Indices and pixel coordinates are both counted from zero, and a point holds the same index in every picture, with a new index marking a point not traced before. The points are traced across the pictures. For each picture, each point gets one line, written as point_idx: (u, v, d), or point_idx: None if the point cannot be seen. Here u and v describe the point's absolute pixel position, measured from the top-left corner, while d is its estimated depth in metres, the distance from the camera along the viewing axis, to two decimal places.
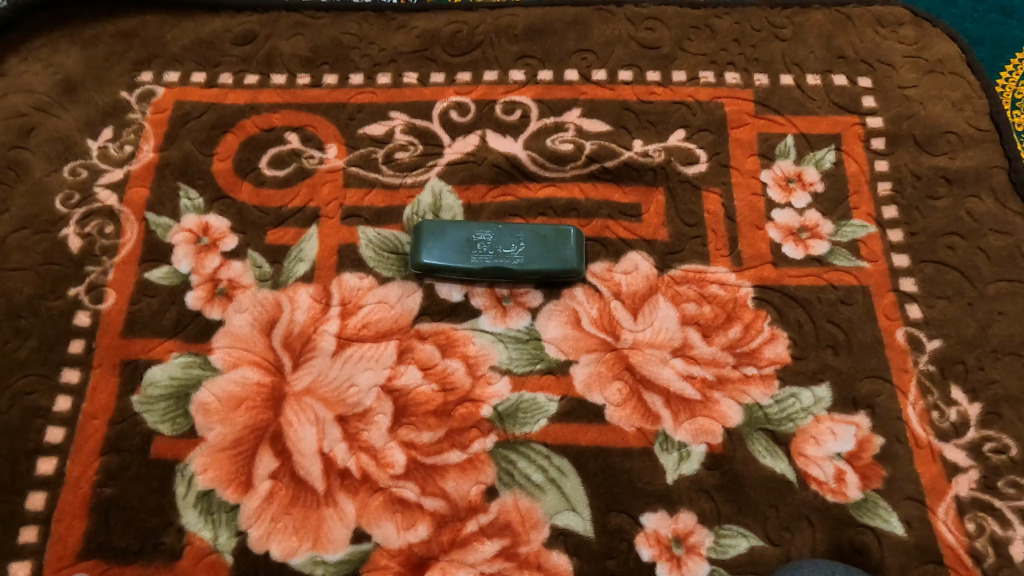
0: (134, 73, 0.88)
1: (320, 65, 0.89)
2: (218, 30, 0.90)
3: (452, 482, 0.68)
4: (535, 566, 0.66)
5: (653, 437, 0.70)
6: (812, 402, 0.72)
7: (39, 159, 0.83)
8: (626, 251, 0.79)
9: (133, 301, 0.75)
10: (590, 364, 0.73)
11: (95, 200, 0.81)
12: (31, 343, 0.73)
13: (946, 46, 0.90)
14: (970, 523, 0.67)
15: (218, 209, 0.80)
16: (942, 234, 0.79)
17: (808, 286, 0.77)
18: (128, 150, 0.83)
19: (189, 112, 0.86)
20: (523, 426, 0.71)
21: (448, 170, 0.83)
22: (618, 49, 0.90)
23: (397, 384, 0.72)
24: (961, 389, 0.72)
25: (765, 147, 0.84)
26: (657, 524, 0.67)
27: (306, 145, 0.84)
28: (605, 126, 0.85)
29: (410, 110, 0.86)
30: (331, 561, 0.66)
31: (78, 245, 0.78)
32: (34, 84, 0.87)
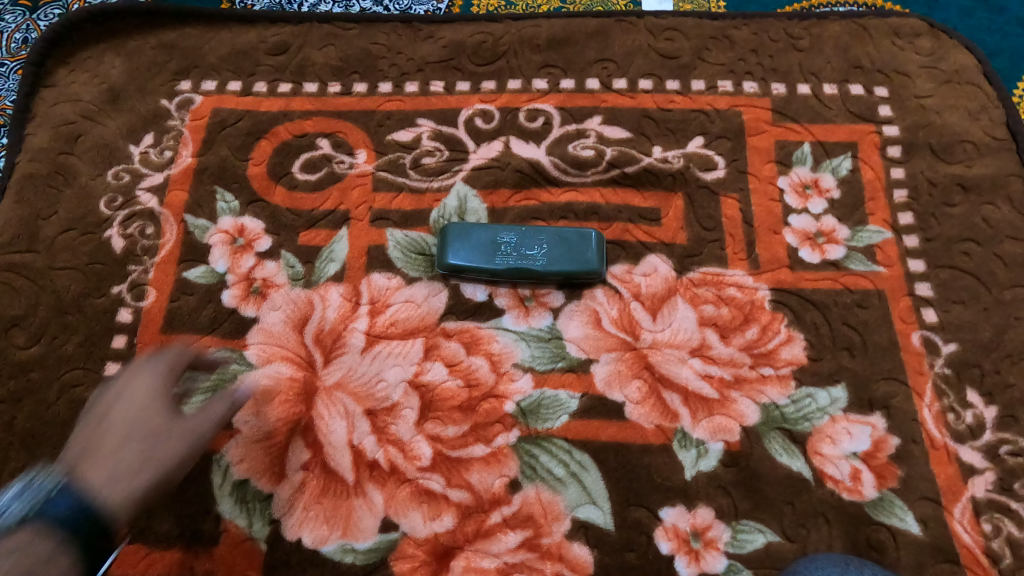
0: (174, 82, 0.92)
1: (351, 74, 0.92)
2: (253, 41, 0.94)
3: (477, 474, 0.71)
4: (557, 557, 0.68)
5: (672, 434, 0.72)
6: (828, 403, 0.73)
7: (85, 164, 0.87)
8: (646, 254, 0.81)
9: (172, 299, 0.79)
10: (610, 362, 0.76)
11: (138, 203, 0.84)
12: (77, 338, 0.77)
13: (963, 57, 0.92)
14: (987, 524, 0.68)
15: (253, 212, 0.84)
16: (957, 240, 0.81)
17: (825, 290, 0.79)
18: (168, 155, 0.87)
19: (226, 119, 0.89)
20: (545, 422, 0.73)
21: (473, 175, 0.86)
22: (638, 59, 0.92)
23: (423, 380, 0.75)
24: (977, 392, 0.74)
25: (782, 154, 0.86)
26: (676, 518, 0.69)
27: (337, 151, 0.87)
28: (625, 133, 0.88)
29: (436, 117, 0.89)
30: (360, 549, 0.68)
31: (121, 246, 0.82)
32: (81, 93, 0.91)
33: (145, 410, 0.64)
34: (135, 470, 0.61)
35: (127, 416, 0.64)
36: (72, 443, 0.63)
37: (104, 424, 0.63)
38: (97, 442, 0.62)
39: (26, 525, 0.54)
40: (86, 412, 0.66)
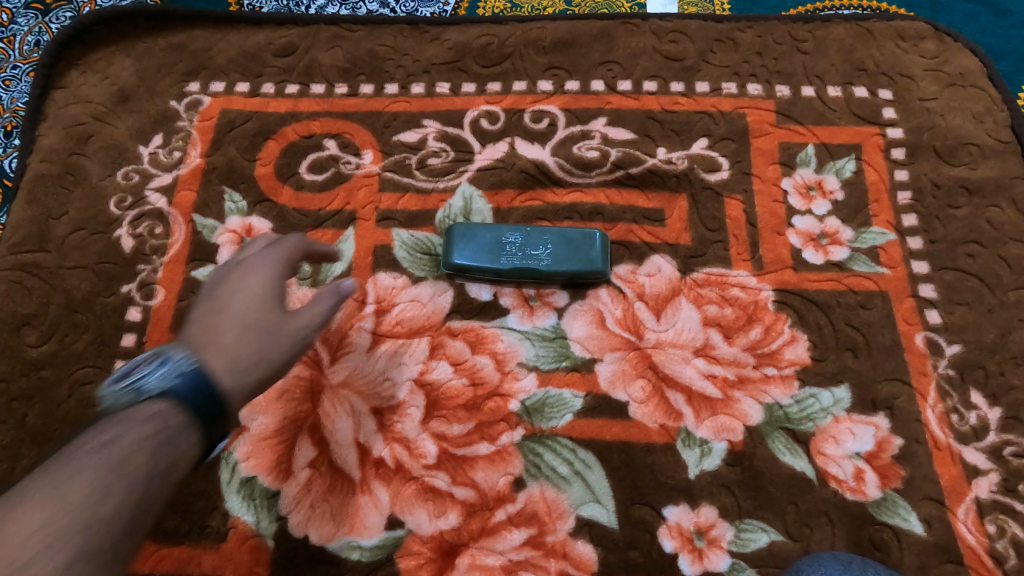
0: (183, 83, 0.93)
1: (357, 76, 0.93)
2: (261, 43, 0.95)
3: (482, 472, 0.71)
4: (561, 555, 0.68)
5: (676, 434, 0.73)
6: (832, 403, 0.74)
7: (95, 165, 0.88)
8: (650, 254, 0.81)
9: (181, 297, 0.80)
10: (614, 362, 0.76)
11: (147, 203, 0.85)
12: (87, 336, 0.78)
13: (967, 60, 0.92)
14: (990, 525, 0.69)
15: (260, 212, 0.85)
16: (961, 242, 0.81)
17: (828, 290, 0.79)
18: (176, 155, 0.88)
19: (234, 120, 0.90)
20: (550, 420, 0.74)
21: (479, 175, 0.86)
22: (643, 61, 0.93)
23: (428, 378, 0.75)
24: (981, 393, 0.74)
25: (786, 155, 0.87)
26: (680, 517, 0.69)
27: (344, 152, 0.88)
28: (630, 134, 0.89)
29: (442, 118, 0.90)
30: (366, 546, 0.69)
31: (131, 245, 0.83)
32: (91, 94, 0.92)
33: (262, 297, 0.63)
34: (255, 355, 0.59)
35: (243, 301, 0.62)
36: (192, 321, 0.61)
37: (223, 306, 0.62)
38: (218, 321, 0.60)
39: (159, 392, 0.53)
40: (204, 293, 0.65)
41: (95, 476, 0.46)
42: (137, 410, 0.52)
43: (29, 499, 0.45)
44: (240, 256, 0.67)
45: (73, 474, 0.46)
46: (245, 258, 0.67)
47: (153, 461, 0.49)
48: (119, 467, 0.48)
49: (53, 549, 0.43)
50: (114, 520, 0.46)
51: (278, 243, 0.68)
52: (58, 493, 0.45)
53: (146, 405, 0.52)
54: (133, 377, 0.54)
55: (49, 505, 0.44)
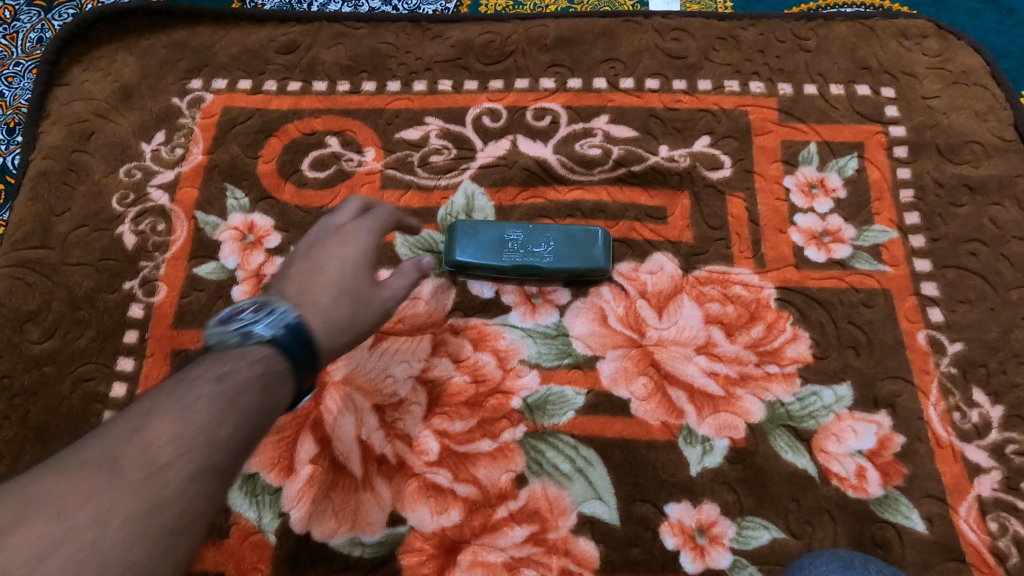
0: (185, 80, 0.93)
1: (360, 73, 0.93)
2: (263, 40, 0.95)
3: (483, 469, 0.71)
4: (563, 552, 0.68)
5: (678, 431, 0.73)
6: (834, 401, 0.74)
7: (97, 161, 0.88)
8: (652, 252, 0.81)
9: (183, 294, 0.80)
10: (616, 359, 0.76)
11: (149, 200, 0.85)
12: (90, 333, 0.78)
13: (970, 58, 0.92)
14: (992, 523, 0.69)
15: (262, 209, 0.85)
16: (964, 240, 0.81)
17: (831, 289, 0.79)
18: (179, 152, 0.88)
19: (236, 117, 0.90)
20: (552, 417, 0.74)
21: (481, 173, 0.86)
22: (646, 58, 0.93)
23: (430, 375, 0.75)
24: (983, 391, 0.74)
25: (789, 153, 0.87)
26: (682, 514, 0.69)
27: (346, 149, 0.88)
28: (632, 132, 0.88)
29: (444, 116, 0.90)
30: (368, 542, 0.69)
31: (133, 242, 0.83)
32: (93, 91, 0.93)
33: (356, 263, 0.66)
34: (345, 320, 0.62)
35: (340, 264, 0.65)
36: (290, 276, 0.64)
37: (319, 266, 0.65)
38: (315, 281, 0.63)
39: (266, 337, 0.55)
40: (300, 250, 0.68)
41: (214, 403, 0.50)
42: (246, 349, 0.54)
43: (162, 411, 0.48)
44: (336, 218, 0.70)
45: (197, 397, 0.50)
46: (341, 223, 0.70)
47: (260, 399, 0.52)
48: (234, 398, 0.51)
49: (180, 463, 0.46)
50: (228, 446, 0.49)
51: (374, 212, 0.71)
52: (185, 412, 0.49)
53: (253, 346, 0.54)
54: (242, 316, 0.56)
55: (181, 421, 0.48)
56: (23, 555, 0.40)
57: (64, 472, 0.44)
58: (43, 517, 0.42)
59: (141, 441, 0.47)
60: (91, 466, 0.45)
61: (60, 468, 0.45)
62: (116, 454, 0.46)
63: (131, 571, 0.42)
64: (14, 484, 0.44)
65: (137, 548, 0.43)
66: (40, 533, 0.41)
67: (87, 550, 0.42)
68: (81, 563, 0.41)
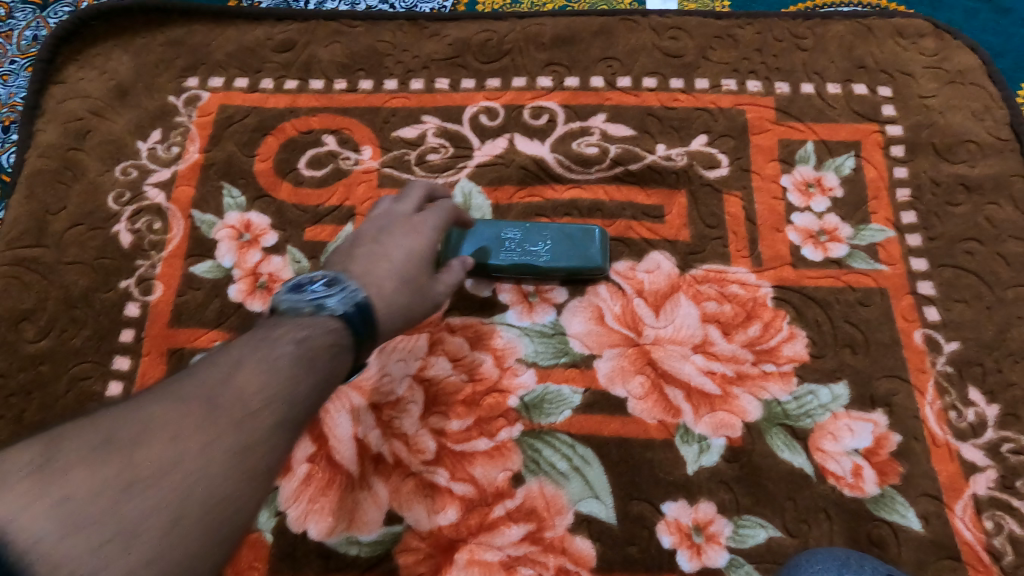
0: (181, 79, 0.93)
1: (357, 71, 0.93)
2: (260, 38, 0.95)
3: (481, 468, 0.71)
4: (560, 550, 0.68)
5: (674, 430, 0.73)
6: (830, 399, 0.74)
7: (93, 160, 0.88)
8: (649, 251, 0.81)
9: (179, 293, 0.80)
10: (613, 358, 0.76)
11: (145, 198, 0.85)
12: (86, 332, 0.78)
13: (967, 57, 0.92)
14: (987, 521, 0.69)
15: (259, 207, 0.84)
16: (960, 240, 0.81)
17: (827, 288, 0.79)
18: (175, 151, 0.88)
19: (233, 115, 0.90)
20: (549, 416, 0.74)
21: (478, 172, 0.86)
22: (643, 57, 0.93)
23: (427, 374, 0.75)
24: (979, 390, 0.74)
25: (786, 152, 0.87)
26: (679, 513, 0.69)
27: (343, 148, 0.88)
28: (629, 131, 0.88)
29: (441, 114, 0.90)
30: (365, 541, 0.69)
31: (129, 241, 0.83)
32: (89, 89, 0.92)
33: (420, 254, 0.67)
34: (402, 308, 0.63)
35: (404, 252, 0.66)
36: (357, 254, 0.65)
37: (385, 250, 0.66)
38: (382, 265, 0.64)
39: (338, 312, 0.55)
40: (366, 231, 0.69)
41: (297, 362, 0.51)
42: (319, 320, 0.54)
43: (250, 362, 0.49)
44: (402, 207, 0.71)
45: (282, 354, 0.51)
46: (408, 213, 0.71)
47: (333, 367, 0.53)
48: (314, 360, 0.52)
49: (268, 411, 0.47)
50: (307, 402, 0.50)
51: (438, 208, 0.72)
52: (271, 365, 0.49)
53: (324, 319, 0.55)
54: (314, 287, 0.57)
55: (268, 373, 0.49)
56: (138, 473, 0.41)
57: (171, 401, 0.45)
58: (148, 442, 0.43)
59: (236, 384, 0.47)
60: (188, 401, 0.45)
61: (164, 396, 0.46)
62: (214, 392, 0.47)
63: (226, 505, 0.43)
64: (118, 409, 0.45)
65: (229, 485, 0.43)
66: (145, 459, 0.42)
67: (193, 478, 0.42)
68: (181, 492, 0.42)
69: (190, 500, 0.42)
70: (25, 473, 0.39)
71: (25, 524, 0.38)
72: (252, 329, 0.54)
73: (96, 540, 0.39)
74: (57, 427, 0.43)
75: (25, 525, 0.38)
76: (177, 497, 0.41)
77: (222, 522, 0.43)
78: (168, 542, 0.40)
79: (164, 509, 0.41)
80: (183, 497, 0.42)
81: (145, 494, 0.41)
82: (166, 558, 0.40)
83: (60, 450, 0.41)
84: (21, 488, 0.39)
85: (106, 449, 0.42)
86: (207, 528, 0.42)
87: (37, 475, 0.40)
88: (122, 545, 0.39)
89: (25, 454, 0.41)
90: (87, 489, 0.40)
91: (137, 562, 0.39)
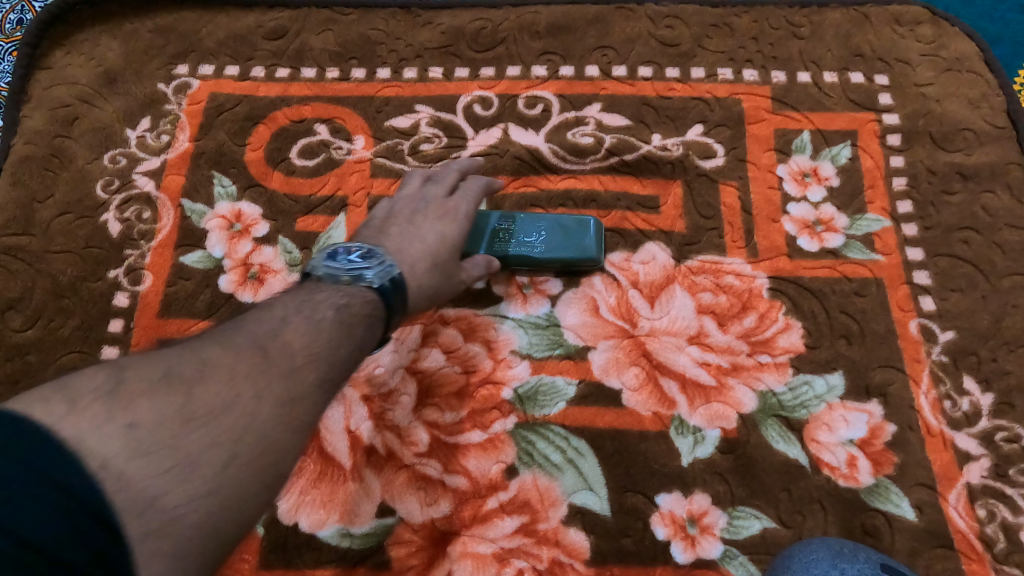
0: (171, 66, 0.91)
1: (349, 60, 0.92)
2: (251, 26, 0.94)
3: (474, 460, 0.71)
4: (554, 542, 0.68)
5: (669, 421, 0.72)
6: (825, 390, 0.73)
7: (81, 147, 0.86)
8: (644, 242, 0.81)
9: (169, 283, 0.79)
10: (608, 350, 0.76)
11: (134, 187, 0.84)
12: (74, 321, 0.77)
13: (963, 44, 0.92)
14: (981, 510, 0.69)
15: (250, 197, 0.83)
16: (956, 229, 0.81)
17: (823, 278, 0.79)
18: (165, 139, 0.87)
19: (223, 104, 0.89)
20: (543, 408, 0.73)
21: (472, 162, 0.85)
22: (639, 46, 0.92)
23: (420, 366, 0.75)
24: (973, 379, 0.74)
25: (782, 142, 0.86)
26: (673, 504, 0.69)
27: (335, 137, 0.87)
28: (625, 121, 0.88)
29: (435, 104, 0.89)
30: (357, 533, 0.68)
31: (118, 230, 0.82)
32: (77, 76, 0.91)
33: (449, 238, 0.71)
34: (430, 287, 0.68)
35: (436, 235, 0.71)
36: (391, 233, 0.69)
37: (418, 232, 0.70)
38: (415, 247, 0.69)
39: (374, 285, 0.59)
40: (401, 211, 0.73)
41: (337, 326, 0.54)
42: (356, 290, 0.58)
43: (296, 321, 0.53)
44: (436, 191, 0.75)
45: (324, 317, 0.54)
46: (440, 195, 0.75)
47: (368, 334, 0.56)
48: (353, 326, 0.55)
49: (312, 368, 0.50)
50: (345, 363, 0.53)
51: (469, 190, 0.76)
52: (314, 326, 0.53)
53: (360, 290, 0.58)
54: (351, 258, 0.60)
55: (313, 332, 0.52)
56: (196, 410, 0.44)
57: (224, 350, 0.48)
58: (208, 381, 0.45)
59: (285, 339, 0.51)
60: (243, 350, 0.49)
61: (218, 344, 0.49)
62: (265, 345, 0.50)
63: (274, 449, 0.46)
64: (176, 350, 0.47)
65: (279, 432, 0.46)
66: (205, 397, 0.45)
67: (247, 421, 0.45)
68: (236, 430, 0.45)
69: (244, 439, 0.45)
70: (96, 398, 0.42)
71: (100, 441, 0.40)
72: (294, 291, 0.57)
73: (163, 467, 0.41)
74: (121, 362, 0.46)
75: (100, 443, 0.40)
76: (232, 435, 0.44)
77: (270, 462, 0.46)
78: (224, 476, 0.43)
79: (222, 445, 0.44)
80: (238, 435, 0.44)
81: (205, 429, 0.44)
82: (222, 489, 0.43)
83: (127, 380, 0.44)
84: (93, 410, 0.41)
85: (168, 385, 0.44)
86: (258, 468, 0.45)
87: (108, 399, 0.42)
88: (185, 472, 0.42)
89: (96, 381, 0.43)
90: (153, 418, 0.42)
91: (198, 490, 0.42)
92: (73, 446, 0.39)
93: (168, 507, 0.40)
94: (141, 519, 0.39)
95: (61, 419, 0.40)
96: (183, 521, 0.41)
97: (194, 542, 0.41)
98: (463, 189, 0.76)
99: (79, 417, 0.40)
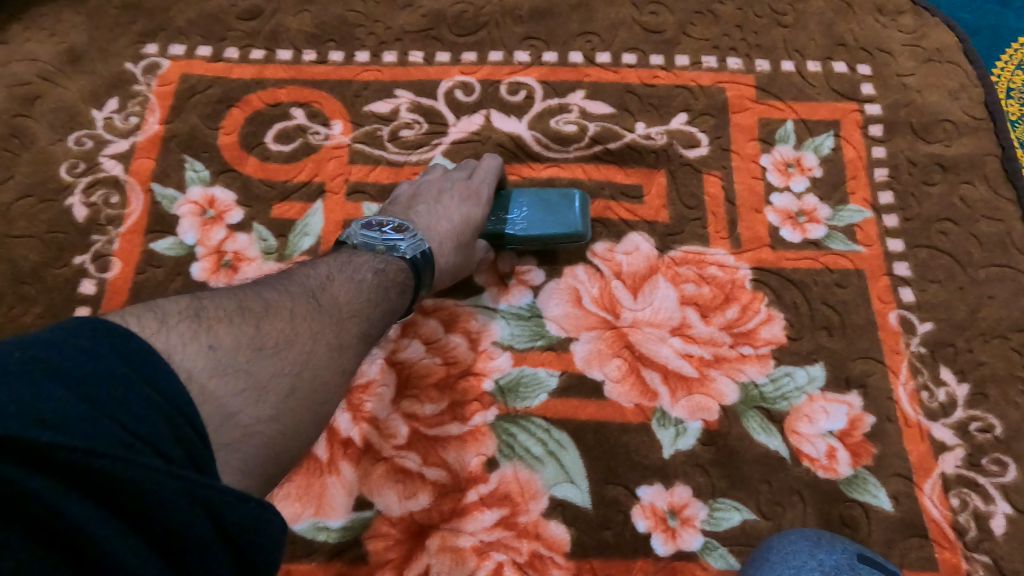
0: (139, 45, 0.88)
1: (326, 42, 0.89)
2: (224, 5, 0.91)
3: (454, 453, 0.70)
4: (534, 535, 0.67)
5: (651, 413, 0.72)
6: (806, 381, 0.73)
7: (43, 128, 0.83)
8: (628, 232, 0.80)
9: (138, 271, 0.76)
10: (590, 341, 0.75)
11: (101, 170, 0.81)
12: (36, 309, 0.74)
13: (944, 35, 0.92)
14: (954, 499, 0.69)
15: (223, 182, 0.81)
16: (936, 220, 0.81)
17: (805, 269, 0.78)
18: (133, 121, 0.84)
19: (195, 85, 0.86)
20: (524, 400, 0.72)
21: (453, 149, 0.84)
22: (622, 33, 0.91)
23: (399, 357, 0.74)
24: (950, 370, 0.74)
25: (765, 132, 0.85)
26: (653, 497, 0.69)
27: (312, 122, 0.84)
28: (608, 108, 0.86)
29: (415, 89, 0.87)
30: (333, 527, 0.67)
31: (84, 215, 0.79)
32: (38, 53, 0.88)
33: (469, 221, 0.72)
34: (452, 268, 0.71)
35: (460, 218, 0.72)
36: (418, 212, 0.71)
37: (444, 211, 0.71)
38: (439, 229, 0.70)
39: (406, 257, 0.64)
40: (427, 191, 0.74)
41: (375, 288, 0.60)
42: (390, 259, 0.63)
43: (339, 281, 0.58)
44: (457, 175, 0.75)
45: (363, 278, 0.60)
46: (464, 178, 0.75)
47: (399, 300, 0.62)
48: (388, 289, 0.61)
49: (355, 320, 0.56)
50: (380, 322, 0.59)
51: (488, 169, 0.76)
52: (355, 286, 0.59)
53: (394, 259, 0.63)
54: (387, 231, 0.65)
55: (356, 290, 0.58)
56: (264, 342, 0.49)
57: (283, 296, 0.54)
58: (272, 319, 0.51)
59: (332, 292, 0.57)
60: (299, 297, 0.54)
61: (274, 290, 0.54)
62: (317, 295, 0.56)
63: (321, 387, 0.51)
64: (242, 292, 0.53)
65: (328, 371, 0.52)
66: (271, 333, 0.50)
67: (304, 358, 0.51)
68: (296, 366, 0.50)
69: (302, 374, 0.50)
70: (185, 318, 0.47)
71: (189, 356, 0.45)
72: (333, 255, 0.63)
73: (241, 383, 0.46)
74: (198, 296, 0.51)
75: (188, 357, 0.45)
76: (293, 368, 0.50)
77: (320, 399, 0.51)
78: (285, 403, 0.48)
79: (285, 374, 0.49)
80: (297, 369, 0.50)
81: (273, 359, 0.49)
82: (283, 415, 0.48)
83: (207, 310, 0.49)
84: (183, 327, 0.46)
85: (242, 317, 0.50)
86: (311, 402, 0.50)
87: (193, 322, 0.47)
88: (256, 392, 0.47)
89: (181, 306, 0.48)
90: (231, 343, 0.47)
91: (266, 410, 0.47)
92: (167, 356, 0.44)
93: (245, 420, 0.46)
94: (222, 425, 0.44)
95: (156, 333, 0.44)
96: (253, 434, 0.46)
97: (260, 455, 0.46)
98: (483, 172, 0.76)
99: (170, 333, 0.45)
